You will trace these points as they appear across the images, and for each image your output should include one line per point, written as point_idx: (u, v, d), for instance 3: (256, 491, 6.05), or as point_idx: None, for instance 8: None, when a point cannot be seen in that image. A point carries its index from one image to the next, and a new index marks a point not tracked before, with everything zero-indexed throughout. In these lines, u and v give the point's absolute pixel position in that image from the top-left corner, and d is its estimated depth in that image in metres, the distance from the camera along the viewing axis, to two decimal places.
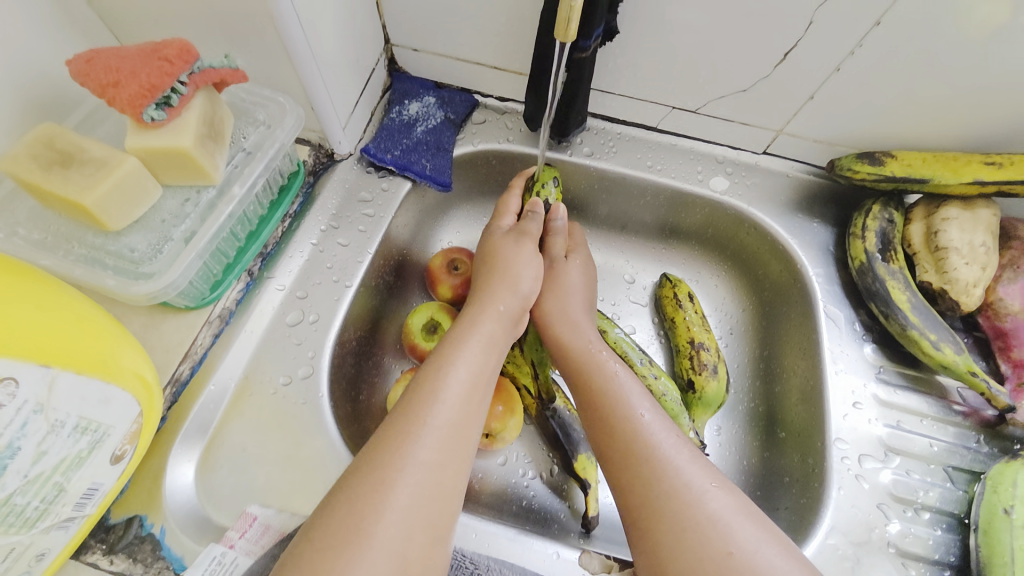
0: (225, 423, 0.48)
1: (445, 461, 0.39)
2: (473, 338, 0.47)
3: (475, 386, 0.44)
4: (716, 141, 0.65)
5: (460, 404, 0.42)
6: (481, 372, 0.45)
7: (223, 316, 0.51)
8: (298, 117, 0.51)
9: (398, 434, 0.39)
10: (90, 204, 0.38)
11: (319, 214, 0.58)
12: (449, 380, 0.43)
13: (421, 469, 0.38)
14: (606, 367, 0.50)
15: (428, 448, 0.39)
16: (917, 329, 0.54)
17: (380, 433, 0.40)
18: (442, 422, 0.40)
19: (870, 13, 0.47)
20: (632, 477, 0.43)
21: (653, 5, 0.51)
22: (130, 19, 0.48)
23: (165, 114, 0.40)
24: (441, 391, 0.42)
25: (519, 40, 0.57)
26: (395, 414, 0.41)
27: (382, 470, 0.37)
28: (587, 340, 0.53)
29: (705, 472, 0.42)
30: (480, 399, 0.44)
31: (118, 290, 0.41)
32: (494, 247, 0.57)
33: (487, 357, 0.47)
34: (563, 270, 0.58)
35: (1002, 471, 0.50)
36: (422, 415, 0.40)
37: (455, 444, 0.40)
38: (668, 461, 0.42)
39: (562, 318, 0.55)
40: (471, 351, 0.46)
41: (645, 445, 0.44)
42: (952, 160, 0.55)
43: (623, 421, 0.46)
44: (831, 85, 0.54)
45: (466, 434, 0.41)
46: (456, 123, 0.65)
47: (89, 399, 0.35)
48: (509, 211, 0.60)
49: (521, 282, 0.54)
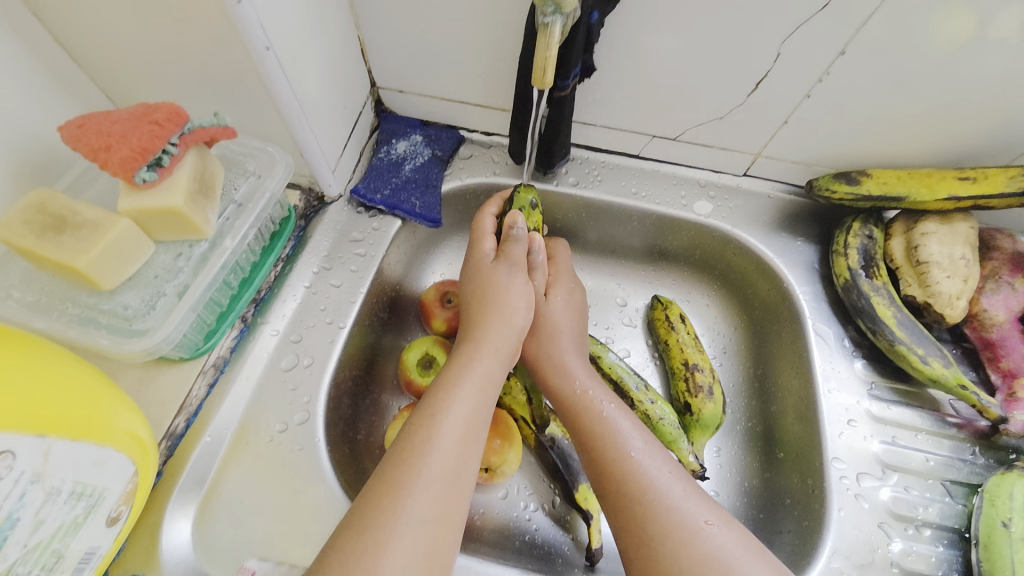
0: (223, 471, 0.48)
1: (440, 515, 0.39)
2: (467, 379, 0.46)
3: (470, 429, 0.44)
4: (698, 166, 0.67)
5: (454, 454, 0.42)
6: (475, 414, 0.45)
7: (218, 364, 0.51)
8: (287, 165, 0.52)
9: (392, 491, 0.39)
10: (83, 267, 0.39)
11: (311, 256, 0.59)
12: (441, 429, 0.43)
13: (417, 526, 0.38)
14: (593, 406, 0.50)
15: (422, 503, 0.39)
16: (905, 345, 0.55)
17: (373, 485, 0.40)
18: (435, 473, 0.40)
19: (834, 45, 0.49)
20: (626, 516, 0.44)
21: (627, 44, 0.53)
22: (122, 80, 0.49)
23: (156, 174, 0.41)
24: (434, 441, 0.42)
25: (500, 80, 0.59)
26: (387, 468, 0.41)
27: (376, 530, 0.37)
28: (574, 379, 0.53)
29: (700, 508, 0.43)
30: (474, 444, 0.44)
31: (112, 349, 0.42)
32: (482, 276, 0.56)
33: (482, 399, 0.46)
34: (547, 309, 0.57)
35: (999, 483, 0.50)
36: (416, 468, 0.40)
37: (450, 497, 0.41)
38: (660, 500, 0.43)
39: (548, 358, 0.55)
40: (464, 394, 0.45)
41: (637, 483, 0.45)
42: (926, 177, 0.57)
43: (614, 461, 0.46)
44: (803, 111, 0.56)
45: (459, 485, 0.41)
46: (443, 159, 0.66)
47: (82, 462, 0.35)
48: (487, 234, 0.58)
49: (515, 314, 0.53)
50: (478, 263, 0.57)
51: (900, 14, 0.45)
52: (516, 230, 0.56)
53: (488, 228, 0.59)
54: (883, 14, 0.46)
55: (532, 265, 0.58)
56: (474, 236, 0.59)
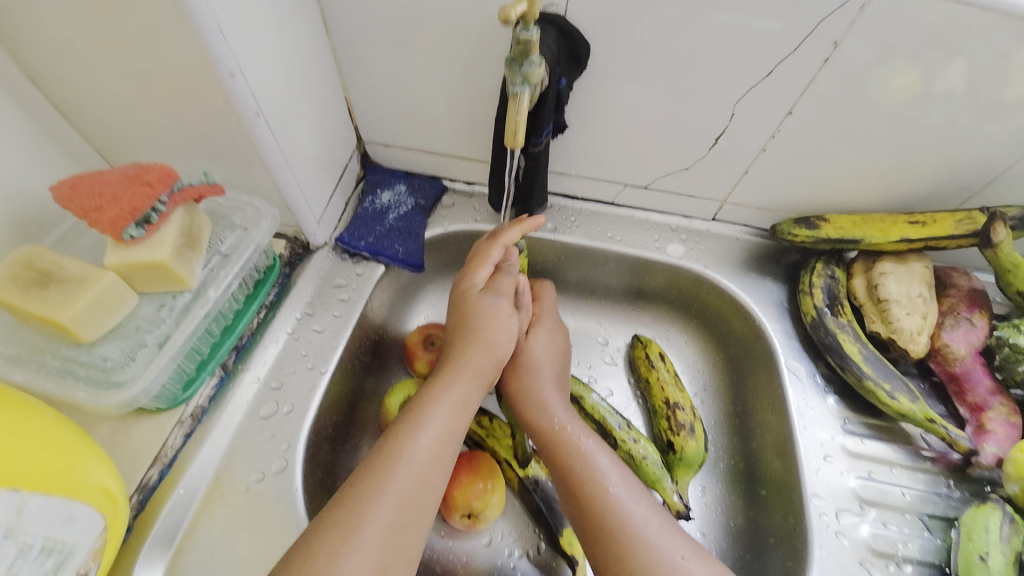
0: (195, 523, 0.47)
1: (410, 512, 0.43)
2: (445, 394, 0.50)
3: (439, 447, 0.47)
4: (669, 212, 0.70)
5: (423, 464, 0.45)
6: (446, 432, 0.48)
7: (195, 415, 0.51)
8: (273, 218, 0.54)
9: (360, 498, 0.42)
10: (66, 320, 0.40)
11: (295, 302, 0.60)
12: (412, 441, 0.46)
13: (382, 528, 0.41)
14: (573, 445, 0.51)
15: (389, 508, 0.42)
16: (872, 380, 0.57)
17: (339, 496, 0.43)
18: (400, 487, 0.44)
19: (782, 104, 0.54)
20: (605, 555, 0.44)
21: (594, 103, 0.58)
22: (116, 141, 0.52)
23: (144, 231, 0.43)
24: (403, 453, 0.45)
25: (479, 134, 0.63)
26: (356, 479, 0.44)
27: (344, 535, 0.40)
28: (553, 416, 0.53)
29: (677, 542, 0.44)
30: (444, 457, 0.47)
31: (90, 402, 0.42)
32: (467, 302, 0.57)
33: (454, 417, 0.49)
34: (531, 345, 0.59)
35: (973, 516, 0.51)
36: (384, 478, 0.43)
37: (413, 504, 0.44)
38: (638, 535, 0.44)
39: (527, 395, 0.56)
40: (438, 410, 0.49)
41: (614, 520, 0.45)
42: (879, 222, 0.60)
43: (592, 496, 0.47)
44: (761, 161, 0.60)
45: (423, 491, 0.45)
46: (426, 208, 0.69)
47: (54, 518, 0.35)
48: (487, 263, 0.57)
49: (499, 346, 0.55)
50: (466, 289, 0.57)
51: (840, 76, 0.50)
52: (509, 265, 0.60)
53: (493, 259, 0.57)
54: (822, 79, 0.50)
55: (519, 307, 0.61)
56: (474, 263, 0.58)
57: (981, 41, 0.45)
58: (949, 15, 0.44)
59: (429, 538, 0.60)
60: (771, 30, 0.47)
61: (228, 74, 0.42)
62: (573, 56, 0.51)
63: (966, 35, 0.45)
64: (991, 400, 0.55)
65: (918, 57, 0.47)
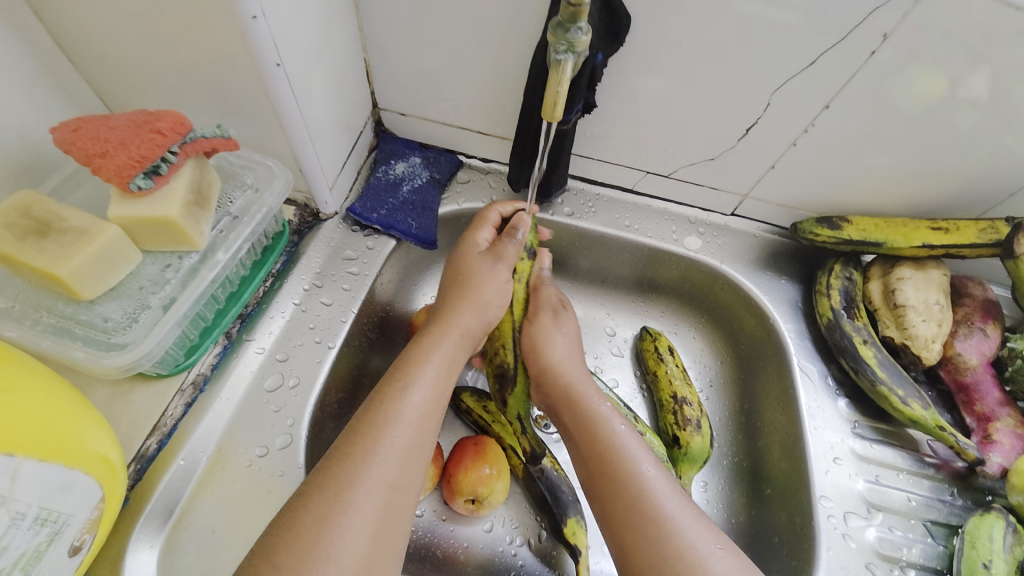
0: (194, 499, 0.45)
1: (404, 475, 0.41)
2: (434, 358, 0.49)
3: (429, 407, 0.46)
4: (689, 204, 0.69)
5: (414, 427, 0.44)
6: (436, 393, 0.47)
7: (197, 383, 0.49)
8: (287, 181, 0.51)
9: (353, 456, 0.40)
10: (65, 274, 0.37)
11: (303, 273, 0.57)
12: (403, 403, 0.44)
13: (374, 491, 0.39)
14: (609, 424, 0.51)
15: (380, 469, 0.40)
16: (885, 385, 0.57)
17: (329, 460, 0.41)
18: (394, 445, 0.42)
19: (820, 98, 0.52)
20: (633, 538, 0.44)
21: (625, 83, 0.55)
22: (120, 87, 0.48)
23: (153, 182, 0.40)
24: (393, 414, 0.43)
25: (502, 109, 0.60)
26: (345, 440, 0.42)
27: (333, 497, 0.38)
28: (590, 397, 0.53)
29: (709, 533, 0.43)
30: (433, 421, 0.46)
31: (87, 363, 0.39)
32: (464, 266, 0.56)
33: (441, 381, 0.48)
34: (564, 321, 0.58)
35: (978, 524, 0.52)
36: (375, 439, 0.41)
37: (407, 468, 0.42)
38: (672, 521, 0.43)
39: (565, 368, 0.55)
40: (427, 373, 0.47)
41: (650, 503, 0.45)
42: (902, 226, 0.60)
43: (627, 477, 0.47)
44: (790, 157, 0.59)
45: (416, 456, 0.43)
46: (441, 182, 0.66)
47: (49, 485, 0.34)
48: (488, 225, 0.59)
49: (490, 306, 0.54)
50: (466, 252, 0.57)
51: (880, 75, 0.48)
52: (520, 232, 0.57)
53: (494, 221, 0.60)
54: (864, 75, 0.49)
55: (541, 278, 0.60)
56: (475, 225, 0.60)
57: (1007, 50, 0.44)
58: (973, 21, 0.43)
59: (430, 522, 0.59)
60: (794, 24, 0.46)
61: (250, 15, 0.38)
62: (612, 31, 0.49)
63: (992, 41, 0.44)
64: (999, 411, 0.57)
65: (942, 63, 0.46)
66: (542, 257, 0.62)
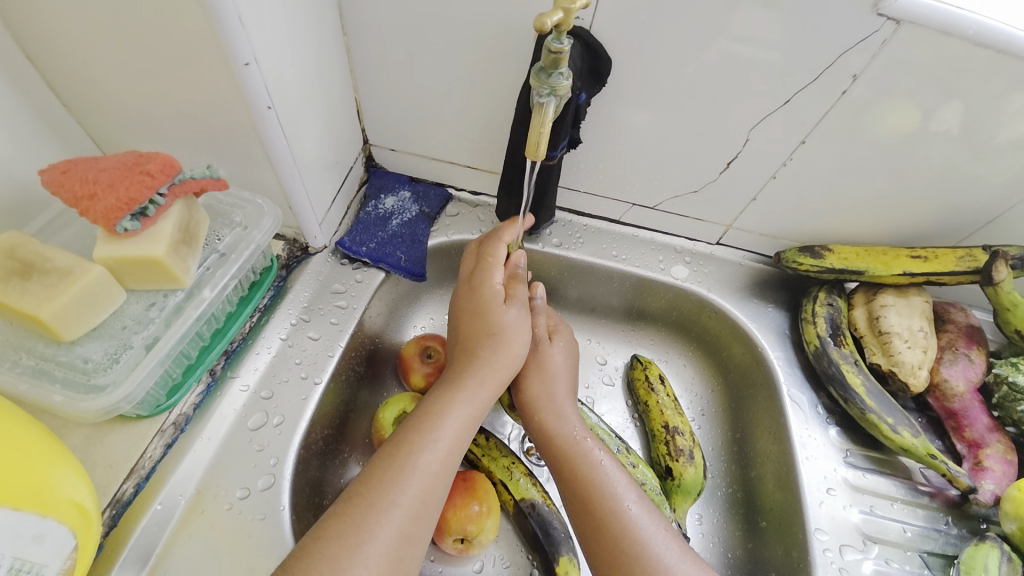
0: (170, 545, 0.44)
1: (411, 531, 0.41)
2: (459, 406, 0.47)
3: (449, 456, 0.45)
4: (674, 233, 0.70)
5: (431, 474, 0.43)
6: (458, 441, 0.46)
7: (178, 423, 0.48)
8: (276, 218, 0.52)
9: (367, 509, 0.40)
10: (47, 316, 0.38)
11: (290, 308, 0.57)
12: (424, 450, 0.44)
13: (389, 541, 0.39)
14: (589, 457, 0.50)
15: (397, 518, 0.40)
16: (875, 413, 0.57)
17: (340, 506, 0.41)
18: (412, 493, 0.42)
19: (796, 133, 0.54)
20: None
21: (608, 115, 0.57)
22: (112, 127, 0.49)
23: (139, 224, 0.40)
24: (416, 462, 0.43)
25: (490, 144, 0.62)
26: (362, 488, 0.41)
27: (349, 548, 0.38)
28: (573, 425, 0.53)
29: (696, 571, 0.43)
30: (449, 472, 0.45)
31: (65, 407, 0.39)
32: (484, 308, 0.53)
33: (465, 426, 0.47)
34: (548, 352, 0.56)
35: (973, 554, 0.52)
36: (394, 488, 0.41)
37: (419, 516, 0.42)
38: (657, 560, 0.43)
39: (545, 401, 0.54)
40: (450, 421, 0.46)
41: (634, 541, 0.44)
42: (882, 254, 0.61)
43: (610, 514, 0.46)
44: (770, 189, 0.60)
45: (431, 503, 0.43)
46: (430, 215, 0.67)
47: (22, 535, 0.33)
48: (497, 262, 0.56)
49: (515, 354, 0.52)
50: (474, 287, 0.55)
51: (851, 112, 0.51)
52: (520, 271, 0.58)
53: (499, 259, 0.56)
54: (838, 111, 0.51)
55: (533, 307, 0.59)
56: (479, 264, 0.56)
57: (978, 82, 0.46)
58: (941, 57, 0.45)
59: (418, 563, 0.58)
60: (770, 61, 0.48)
61: (243, 62, 0.40)
62: (595, 72, 0.51)
63: (961, 75, 0.46)
64: (988, 437, 0.57)
65: (914, 97, 0.48)
66: (536, 288, 0.59)
